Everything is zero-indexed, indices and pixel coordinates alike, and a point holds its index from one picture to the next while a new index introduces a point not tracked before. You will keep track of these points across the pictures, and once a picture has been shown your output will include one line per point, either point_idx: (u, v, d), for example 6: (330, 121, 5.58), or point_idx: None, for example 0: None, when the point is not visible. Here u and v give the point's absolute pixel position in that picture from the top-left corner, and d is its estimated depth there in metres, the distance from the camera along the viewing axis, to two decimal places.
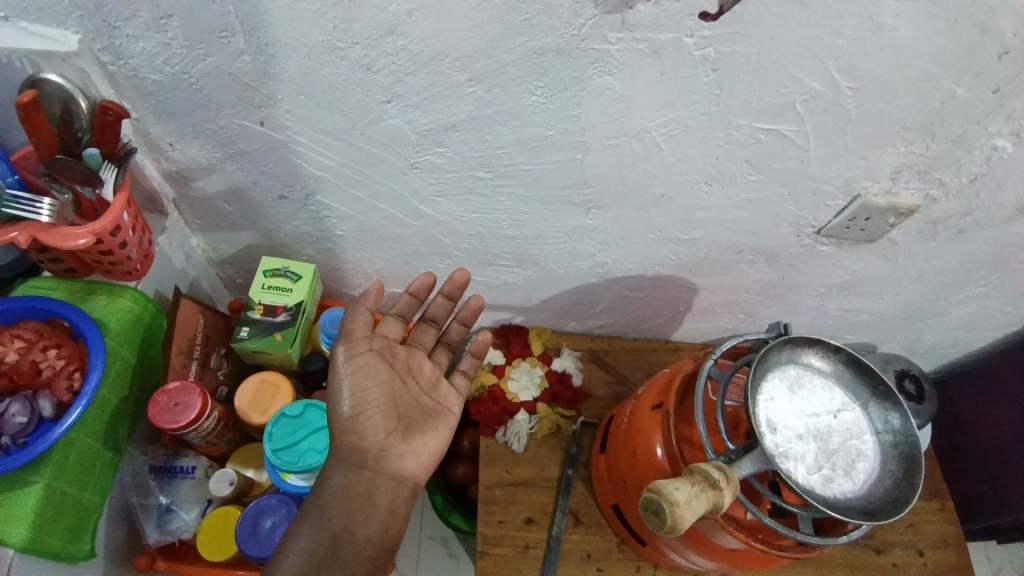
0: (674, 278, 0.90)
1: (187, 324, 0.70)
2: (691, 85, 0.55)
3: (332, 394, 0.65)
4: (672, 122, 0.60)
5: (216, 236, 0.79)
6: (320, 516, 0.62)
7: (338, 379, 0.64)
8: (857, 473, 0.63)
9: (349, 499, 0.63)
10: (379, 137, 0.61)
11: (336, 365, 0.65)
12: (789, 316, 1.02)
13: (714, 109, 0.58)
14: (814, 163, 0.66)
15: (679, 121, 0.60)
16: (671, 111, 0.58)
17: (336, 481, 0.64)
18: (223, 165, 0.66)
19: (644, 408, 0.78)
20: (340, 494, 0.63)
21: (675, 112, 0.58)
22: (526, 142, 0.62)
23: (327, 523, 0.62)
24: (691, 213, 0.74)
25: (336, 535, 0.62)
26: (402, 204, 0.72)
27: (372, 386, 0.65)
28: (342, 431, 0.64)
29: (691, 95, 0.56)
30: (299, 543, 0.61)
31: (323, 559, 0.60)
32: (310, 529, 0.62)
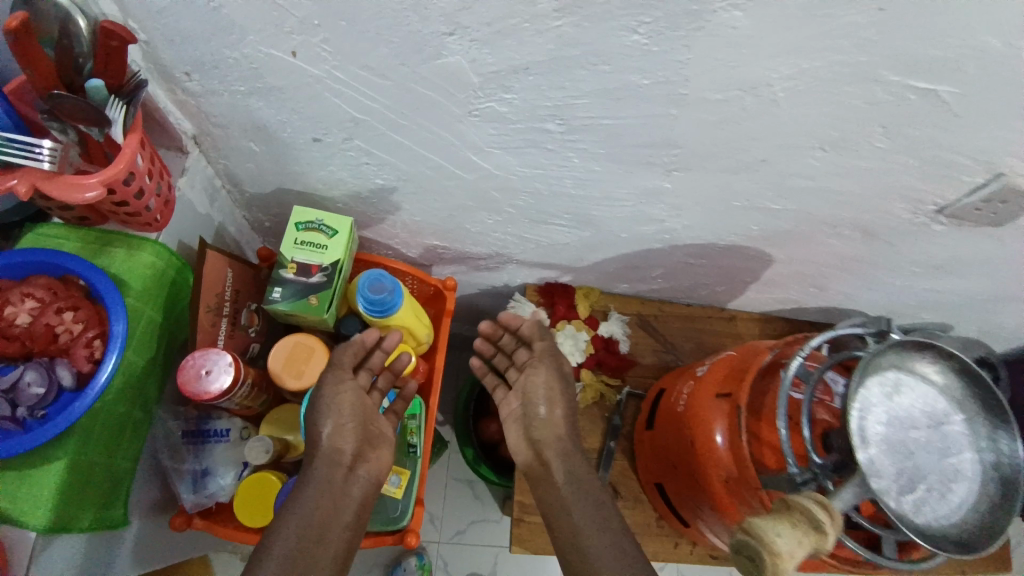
0: (747, 250, 0.80)
1: (214, 278, 0.64)
2: (845, 24, 0.42)
3: (319, 411, 0.63)
4: (800, 74, 0.48)
5: (242, 178, 0.70)
6: (299, 515, 0.57)
7: (324, 400, 0.64)
8: (953, 497, 0.58)
9: (325, 500, 0.60)
10: (433, 77, 0.50)
11: (318, 392, 0.65)
12: (865, 293, 0.92)
13: (860, 60, 0.46)
14: (964, 132, 0.53)
15: (810, 74, 0.47)
16: (805, 60, 0.46)
17: (311, 484, 0.60)
18: (249, 101, 0.56)
19: (705, 392, 0.73)
20: (322, 494, 0.60)
21: (810, 62, 0.46)
22: (611, 92, 0.50)
23: (303, 523, 0.57)
24: (789, 181, 0.63)
25: (312, 535, 0.57)
26: (453, 154, 0.62)
27: (349, 408, 0.65)
28: (326, 441, 0.63)
29: (836, 40, 0.44)
30: (274, 544, 0.55)
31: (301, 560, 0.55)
32: (288, 529, 0.56)
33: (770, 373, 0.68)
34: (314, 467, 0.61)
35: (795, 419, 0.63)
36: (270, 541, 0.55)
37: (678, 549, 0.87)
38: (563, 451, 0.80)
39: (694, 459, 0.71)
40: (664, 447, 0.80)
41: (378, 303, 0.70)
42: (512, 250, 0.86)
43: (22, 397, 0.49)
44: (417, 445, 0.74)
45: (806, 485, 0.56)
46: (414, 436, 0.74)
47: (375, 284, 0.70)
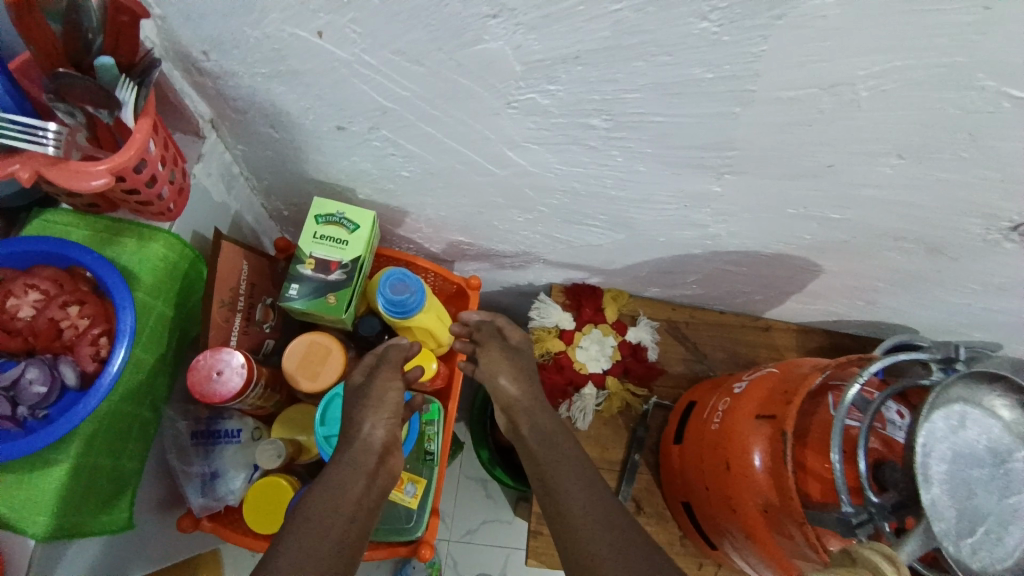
0: (795, 259, 0.74)
1: (229, 271, 0.61)
2: (951, 25, 0.37)
3: (364, 408, 0.59)
4: (887, 74, 0.42)
5: (261, 165, 0.66)
6: (328, 496, 0.51)
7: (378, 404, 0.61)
8: (1011, 539, 0.53)
9: (356, 489, 0.54)
10: (471, 64, 0.46)
11: (362, 396, 0.61)
12: (917, 310, 0.86)
13: (958, 61, 0.40)
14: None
15: (898, 74, 0.42)
16: (894, 58, 0.40)
17: (339, 472, 0.54)
18: (269, 84, 0.52)
19: (743, 412, 0.67)
20: (352, 484, 0.53)
21: (901, 60, 0.40)
22: (668, 86, 0.45)
23: (334, 505, 0.51)
24: (852, 189, 0.57)
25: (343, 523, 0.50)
26: (486, 148, 0.57)
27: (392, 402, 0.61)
28: (363, 436, 0.58)
29: (934, 39, 0.38)
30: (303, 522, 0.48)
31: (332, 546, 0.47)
32: (317, 511, 0.49)
33: (818, 395, 0.63)
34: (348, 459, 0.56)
35: (850, 452, 0.58)
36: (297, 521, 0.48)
37: (701, 571, 0.83)
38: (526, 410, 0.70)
39: (729, 483, 0.66)
40: (691, 465, 0.75)
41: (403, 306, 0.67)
42: (540, 249, 0.81)
43: (24, 395, 0.46)
44: (435, 453, 0.70)
45: (863, 528, 0.53)
46: (431, 443, 0.70)
47: (397, 284, 0.67)
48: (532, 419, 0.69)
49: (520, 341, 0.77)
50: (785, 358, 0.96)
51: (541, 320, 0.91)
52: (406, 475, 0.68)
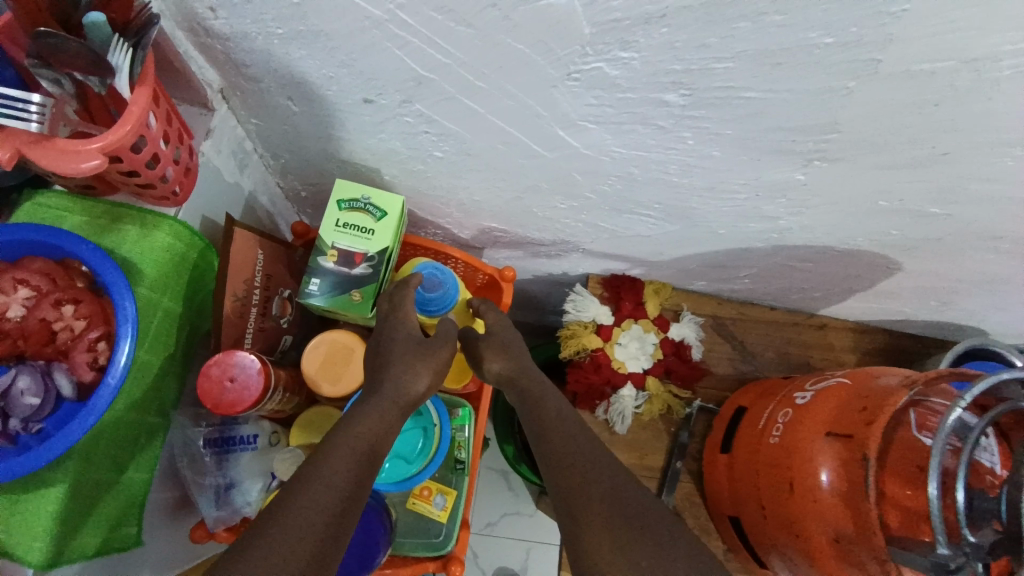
0: (872, 256, 0.66)
1: (244, 262, 0.55)
2: None
3: (409, 359, 0.53)
4: None
5: (277, 141, 0.59)
6: (349, 447, 0.44)
7: (429, 352, 0.54)
8: None
9: (380, 438, 0.47)
10: (531, 25, 0.38)
11: (406, 336, 0.54)
12: (997, 313, 0.77)
13: None
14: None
15: None
16: None
17: (365, 419, 0.48)
18: (287, 48, 0.44)
19: (809, 428, 0.60)
20: (378, 438, 0.47)
21: None
22: (772, 55, 0.37)
23: (355, 455, 0.44)
24: (966, 181, 0.48)
25: (362, 476, 0.44)
26: (535, 127, 0.49)
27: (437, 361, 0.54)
28: (398, 382, 0.51)
29: None
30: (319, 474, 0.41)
31: (346, 504, 0.41)
32: (337, 462, 0.43)
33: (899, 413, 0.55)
34: (378, 405, 0.49)
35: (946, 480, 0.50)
36: (313, 470, 0.41)
37: None
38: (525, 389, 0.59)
39: (791, 507, 0.60)
40: (742, 478, 0.69)
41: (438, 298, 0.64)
42: (581, 238, 0.74)
43: (15, 407, 0.40)
44: (466, 461, 0.65)
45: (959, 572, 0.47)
46: (462, 451, 0.64)
47: (431, 279, 0.64)
48: (521, 389, 0.59)
49: (497, 319, 0.66)
50: (840, 360, 0.88)
51: (576, 313, 0.83)
52: (434, 486, 0.63)
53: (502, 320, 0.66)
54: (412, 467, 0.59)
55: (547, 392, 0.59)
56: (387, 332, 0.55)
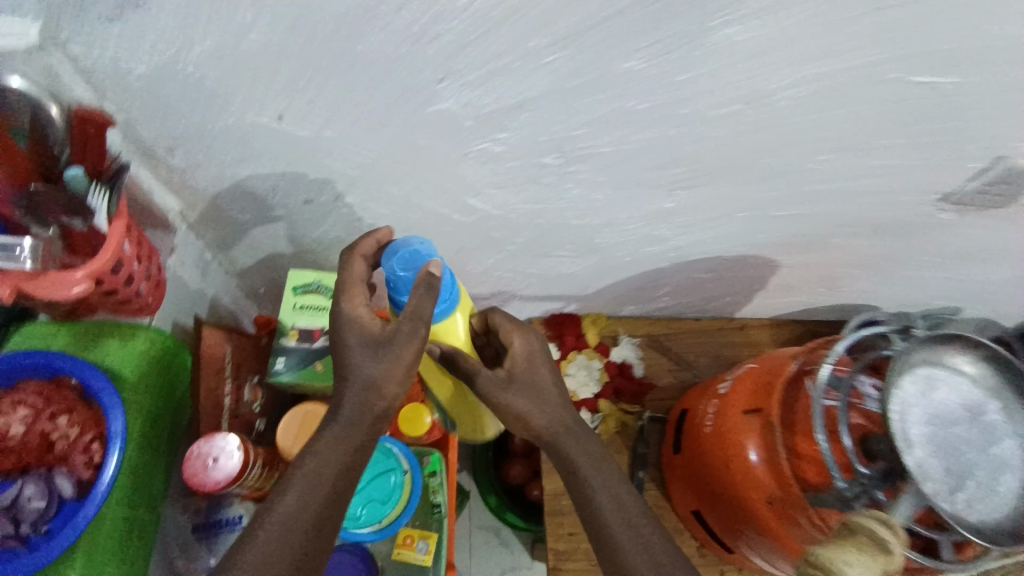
0: (756, 257, 0.79)
1: (214, 355, 0.61)
2: (852, 32, 0.41)
3: (370, 355, 0.50)
4: (808, 83, 0.45)
5: (233, 246, 0.67)
6: (311, 475, 0.48)
7: (394, 347, 0.50)
8: (1004, 486, 0.56)
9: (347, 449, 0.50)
10: (427, 124, 0.49)
11: (363, 330, 0.51)
12: (881, 289, 0.89)
13: (866, 61, 0.44)
14: (992, 121, 0.51)
15: (817, 83, 0.45)
16: (809, 70, 0.44)
17: (332, 439, 0.50)
18: (234, 170, 0.54)
19: (734, 411, 0.69)
20: (340, 459, 0.50)
21: (815, 70, 0.44)
22: (612, 119, 0.49)
23: (321, 483, 0.48)
24: (797, 188, 0.61)
25: (332, 496, 0.48)
26: (451, 198, 0.60)
27: (400, 353, 0.50)
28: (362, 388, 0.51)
29: (836, 49, 0.42)
30: (283, 499, 0.47)
31: (315, 523, 0.46)
32: (299, 490, 0.47)
33: (795, 382, 0.65)
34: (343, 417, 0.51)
35: (832, 430, 0.58)
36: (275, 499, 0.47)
37: None
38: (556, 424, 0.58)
39: (732, 484, 0.67)
40: (694, 471, 0.76)
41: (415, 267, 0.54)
42: (517, 285, 0.84)
43: (24, 513, 0.45)
44: (442, 504, 0.69)
45: None
46: (437, 494, 0.69)
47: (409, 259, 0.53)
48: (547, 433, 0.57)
49: (522, 345, 0.60)
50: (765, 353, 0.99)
51: None
52: (416, 533, 0.67)
53: (526, 346, 0.60)
54: (387, 510, 0.66)
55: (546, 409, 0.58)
56: (341, 327, 0.51)
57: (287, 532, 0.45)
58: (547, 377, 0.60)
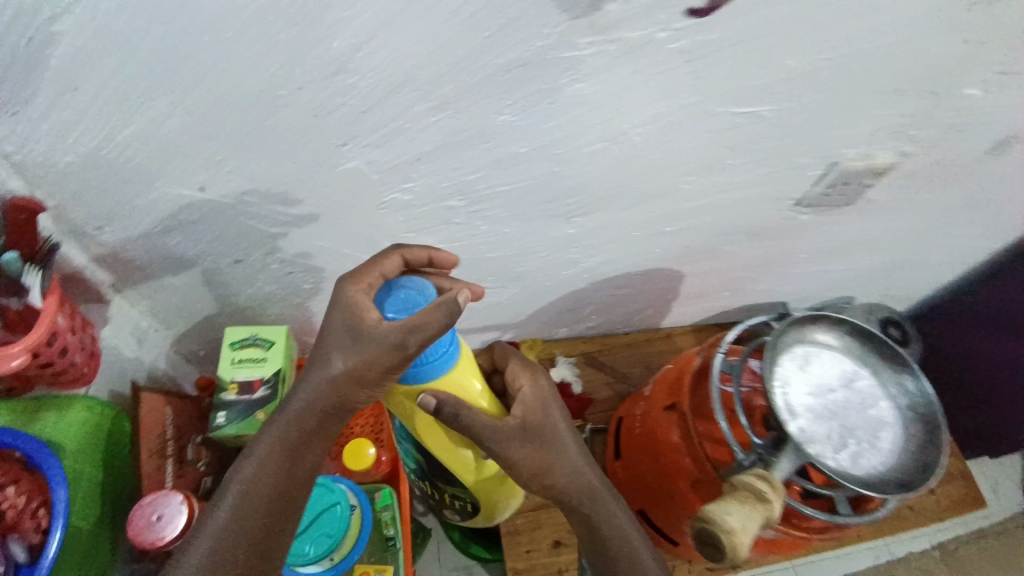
0: (662, 270, 0.88)
1: (154, 418, 0.64)
2: (675, 79, 0.51)
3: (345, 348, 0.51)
4: (652, 120, 0.55)
5: (171, 312, 0.70)
6: (265, 473, 0.53)
7: (361, 344, 0.50)
8: (884, 440, 0.64)
9: (291, 448, 0.53)
10: (339, 182, 0.55)
11: (340, 318, 0.52)
12: (779, 287, 1.00)
13: (694, 100, 0.54)
14: (813, 135, 0.62)
15: (659, 119, 0.55)
16: (650, 110, 0.54)
17: (284, 438, 0.54)
18: (164, 239, 0.58)
19: (657, 409, 0.76)
20: (291, 455, 0.53)
21: (655, 110, 0.54)
22: (500, 163, 0.57)
23: (273, 480, 0.53)
24: (677, 204, 0.70)
25: (285, 486, 0.53)
26: (373, 245, 0.66)
27: (375, 350, 0.50)
28: (318, 383, 0.52)
29: (668, 91, 0.52)
30: (228, 497, 0.52)
31: (264, 516, 0.52)
32: (250, 486, 0.52)
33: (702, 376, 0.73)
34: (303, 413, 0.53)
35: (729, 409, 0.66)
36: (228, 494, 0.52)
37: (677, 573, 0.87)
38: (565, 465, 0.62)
39: (662, 477, 0.73)
40: (630, 473, 0.81)
41: (414, 301, 0.52)
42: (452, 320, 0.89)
43: None
44: (396, 537, 0.71)
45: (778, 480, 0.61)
46: (390, 528, 0.72)
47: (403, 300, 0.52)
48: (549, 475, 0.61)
49: (532, 391, 0.62)
50: None
51: None
52: (372, 568, 0.68)
53: (536, 388, 0.63)
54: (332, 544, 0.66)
55: (552, 453, 0.61)
56: (333, 305, 0.52)
57: (238, 528, 0.51)
58: (557, 424, 0.63)
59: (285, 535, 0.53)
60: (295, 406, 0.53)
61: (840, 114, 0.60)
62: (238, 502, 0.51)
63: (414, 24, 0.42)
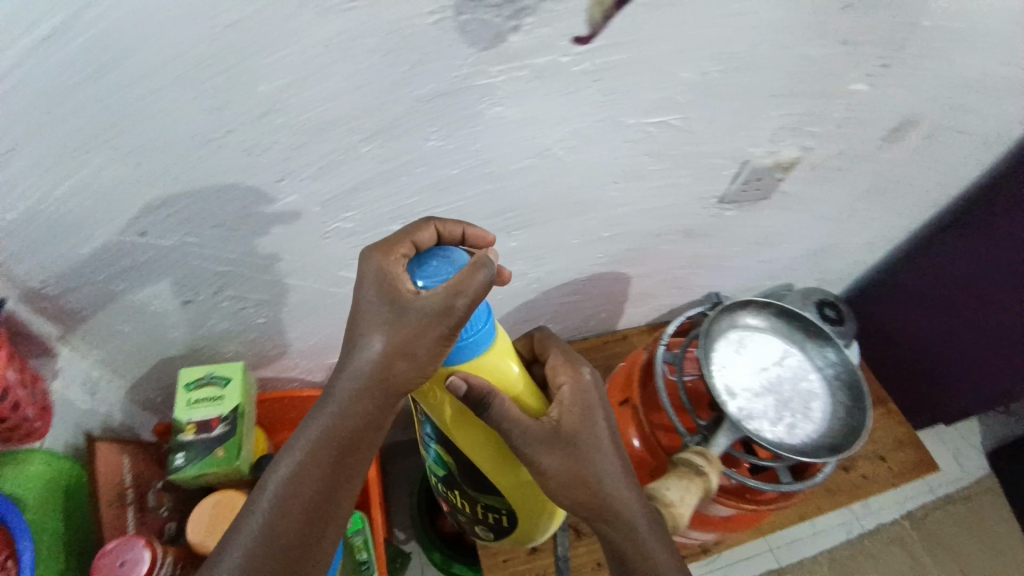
0: (608, 274, 0.93)
1: (110, 467, 0.65)
2: (584, 97, 0.56)
3: (382, 325, 0.49)
4: (571, 135, 0.60)
5: (123, 360, 0.70)
6: (294, 477, 0.48)
7: (405, 318, 0.48)
8: (815, 409, 0.69)
9: (336, 441, 0.49)
10: (281, 216, 0.58)
11: (377, 290, 0.49)
12: (721, 281, 1.06)
13: (606, 114, 0.59)
14: (720, 139, 0.68)
15: (577, 133, 0.60)
16: (567, 126, 0.58)
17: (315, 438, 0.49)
18: (111, 287, 0.59)
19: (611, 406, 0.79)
20: (335, 449, 0.49)
21: (572, 126, 0.59)
22: (435, 186, 0.60)
23: (304, 487, 0.48)
24: (609, 211, 0.75)
25: (319, 492, 0.48)
26: (323, 274, 0.68)
27: (414, 331, 0.48)
28: (365, 367, 0.49)
29: (581, 108, 0.57)
30: (262, 501, 0.48)
31: (297, 521, 0.47)
32: (277, 487, 0.48)
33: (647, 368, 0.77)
34: (345, 401, 0.50)
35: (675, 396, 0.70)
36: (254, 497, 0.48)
37: None
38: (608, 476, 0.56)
39: None
40: None
41: (444, 271, 0.50)
42: None
43: None
44: (369, 560, 0.72)
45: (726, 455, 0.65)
46: (362, 552, 0.72)
47: (434, 270, 0.50)
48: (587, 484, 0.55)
49: (574, 389, 0.59)
50: None
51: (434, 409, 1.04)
52: None
53: (579, 386, 0.59)
54: None
55: (593, 461, 0.56)
56: (364, 276, 0.50)
57: (270, 538, 0.47)
58: (605, 430, 0.58)
59: (326, 537, 0.49)
60: (339, 394, 0.50)
61: (740, 118, 0.66)
62: (279, 504, 0.47)
63: (335, 64, 0.45)
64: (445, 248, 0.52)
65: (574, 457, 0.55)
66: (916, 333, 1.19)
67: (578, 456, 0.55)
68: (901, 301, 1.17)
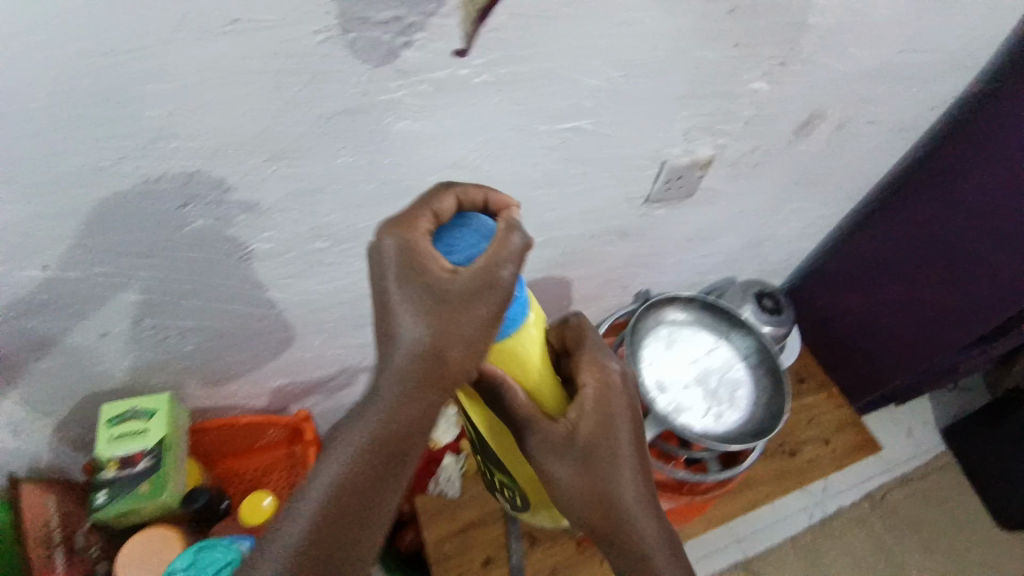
0: (548, 279, 0.93)
1: (36, 509, 0.66)
2: (491, 107, 0.57)
3: (416, 306, 0.43)
4: (485, 145, 0.61)
5: (42, 401, 0.68)
6: (339, 476, 0.45)
7: (459, 302, 0.42)
8: (739, 397, 0.71)
9: (384, 439, 0.45)
10: (192, 241, 0.57)
11: (400, 273, 0.42)
12: (664, 279, 1.08)
13: (516, 123, 0.60)
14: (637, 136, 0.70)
15: (491, 143, 0.61)
16: (479, 137, 0.59)
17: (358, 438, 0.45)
18: (16, 324, 0.57)
19: None
20: (382, 452, 0.45)
21: (483, 136, 0.59)
22: (352, 203, 0.60)
23: (345, 486, 0.45)
24: (540, 212, 0.76)
25: (368, 490, 0.46)
26: (249, 297, 0.67)
27: (450, 313, 0.42)
28: (402, 359, 0.44)
29: (489, 118, 0.58)
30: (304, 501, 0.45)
31: (340, 520, 0.45)
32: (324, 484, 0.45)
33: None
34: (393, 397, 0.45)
35: None
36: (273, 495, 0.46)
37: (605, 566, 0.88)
38: (619, 482, 0.55)
39: None
40: None
41: (474, 240, 0.44)
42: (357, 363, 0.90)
43: None
44: None
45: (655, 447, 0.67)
46: None
47: (455, 238, 0.44)
48: (598, 494, 0.55)
49: (597, 390, 0.55)
50: None
51: None
52: None
53: (603, 385, 0.56)
54: None
55: (609, 472, 0.55)
56: (384, 259, 0.43)
57: (320, 535, 0.45)
58: (626, 436, 0.56)
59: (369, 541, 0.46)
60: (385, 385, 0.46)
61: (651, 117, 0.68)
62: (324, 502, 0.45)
63: (222, 86, 0.45)
64: (465, 214, 0.46)
65: (586, 464, 0.54)
66: (845, 313, 1.19)
67: (591, 464, 0.54)
68: (834, 283, 1.19)
